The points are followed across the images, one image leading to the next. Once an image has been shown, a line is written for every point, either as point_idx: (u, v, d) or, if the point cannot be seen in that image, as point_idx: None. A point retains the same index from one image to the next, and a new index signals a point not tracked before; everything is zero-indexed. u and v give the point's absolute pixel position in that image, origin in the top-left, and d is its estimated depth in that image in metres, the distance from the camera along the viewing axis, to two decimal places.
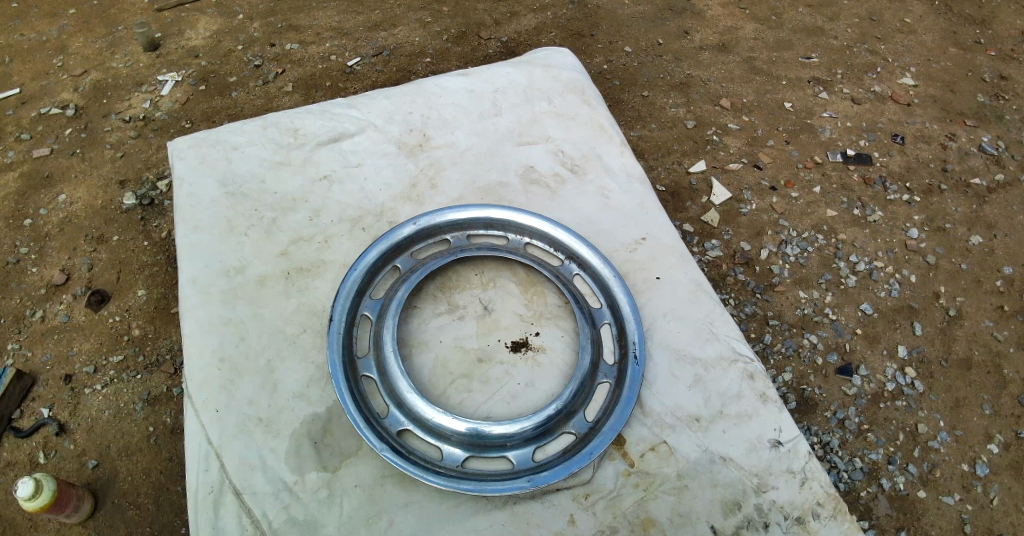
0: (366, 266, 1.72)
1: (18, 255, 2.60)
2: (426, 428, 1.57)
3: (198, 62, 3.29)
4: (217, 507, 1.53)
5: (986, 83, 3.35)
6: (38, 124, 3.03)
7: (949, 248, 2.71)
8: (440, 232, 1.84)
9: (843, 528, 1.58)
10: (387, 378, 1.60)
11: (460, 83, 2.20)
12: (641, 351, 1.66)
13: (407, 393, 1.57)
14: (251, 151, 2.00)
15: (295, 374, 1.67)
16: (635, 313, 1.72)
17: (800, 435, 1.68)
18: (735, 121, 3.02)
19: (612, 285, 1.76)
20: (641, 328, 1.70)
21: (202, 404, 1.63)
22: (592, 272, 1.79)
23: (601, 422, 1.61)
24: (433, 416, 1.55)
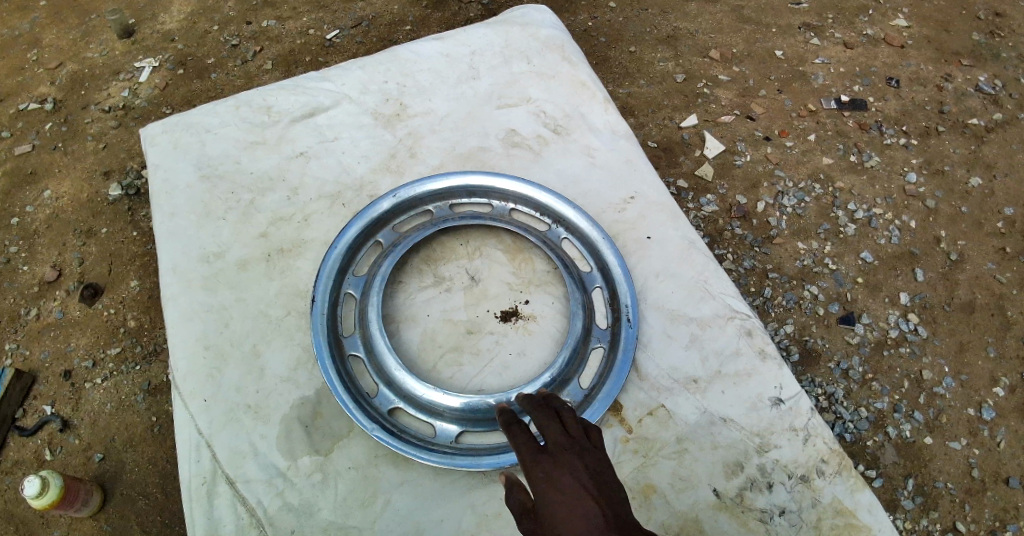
0: (346, 242, 1.69)
1: (8, 255, 2.57)
2: (418, 406, 1.56)
3: (174, 45, 3.21)
4: (211, 497, 1.53)
5: (981, 21, 3.26)
6: (18, 121, 2.97)
7: (949, 192, 2.68)
8: (422, 203, 1.80)
9: (849, 485, 1.58)
10: (375, 356, 1.59)
11: (435, 47, 2.14)
12: (634, 313, 1.64)
13: (396, 371, 1.56)
14: (224, 132, 1.96)
15: (280, 357, 1.65)
16: (626, 275, 1.70)
17: (801, 392, 1.67)
18: (725, 72, 2.96)
19: (602, 247, 1.73)
20: (633, 290, 1.68)
21: (189, 393, 1.62)
22: (581, 235, 1.76)
23: (596, 389, 1.60)
24: (423, 392, 1.54)
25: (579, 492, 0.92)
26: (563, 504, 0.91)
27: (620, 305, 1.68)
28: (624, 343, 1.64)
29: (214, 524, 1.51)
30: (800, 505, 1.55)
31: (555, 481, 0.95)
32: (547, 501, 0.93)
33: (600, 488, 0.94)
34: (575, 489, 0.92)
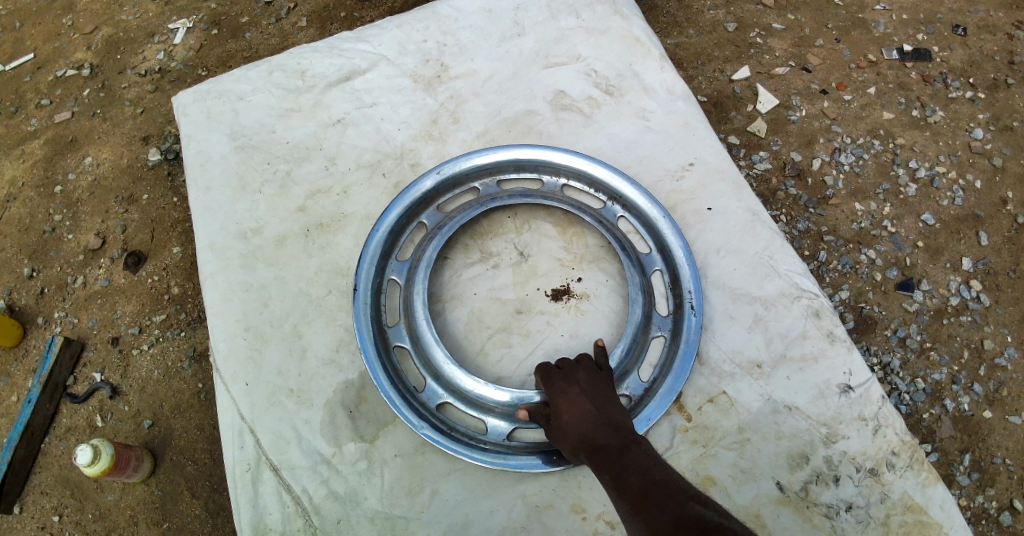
0: (388, 225, 1.64)
1: (53, 223, 2.61)
2: (469, 400, 1.53)
3: (206, 5, 3.16)
4: (255, 484, 1.54)
5: None
6: (57, 88, 2.98)
7: (1019, 148, 2.49)
8: (468, 180, 1.74)
9: (920, 479, 1.51)
10: (422, 348, 1.56)
11: (476, 3, 2.04)
12: (698, 301, 1.58)
13: (443, 365, 1.53)
14: (258, 100, 1.91)
15: (323, 339, 1.64)
16: (688, 256, 1.62)
17: (871, 379, 1.59)
18: (780, 21, 2.77)
19: (661, 227, 1.65)
20: (696, 276, 1.60)
21: (230, 377, 1.61)
22: (638, 214, 1.69)
23: (658, 381, 1.56)
24: (476, 389, 1.51)
25: (579, 391, 1.27)
26: (568, 395, 1.26)
27: (682, 290, 1.62)
28: (688, 332, 1.58)
29: (260, 510, 1.52)
30: (867, 500, 1.49)
31: (564, 386, 1.29)
32: (557, 395, 1.28)
33: (597, 392, 1.28)
34: (577, 389, 1.27)
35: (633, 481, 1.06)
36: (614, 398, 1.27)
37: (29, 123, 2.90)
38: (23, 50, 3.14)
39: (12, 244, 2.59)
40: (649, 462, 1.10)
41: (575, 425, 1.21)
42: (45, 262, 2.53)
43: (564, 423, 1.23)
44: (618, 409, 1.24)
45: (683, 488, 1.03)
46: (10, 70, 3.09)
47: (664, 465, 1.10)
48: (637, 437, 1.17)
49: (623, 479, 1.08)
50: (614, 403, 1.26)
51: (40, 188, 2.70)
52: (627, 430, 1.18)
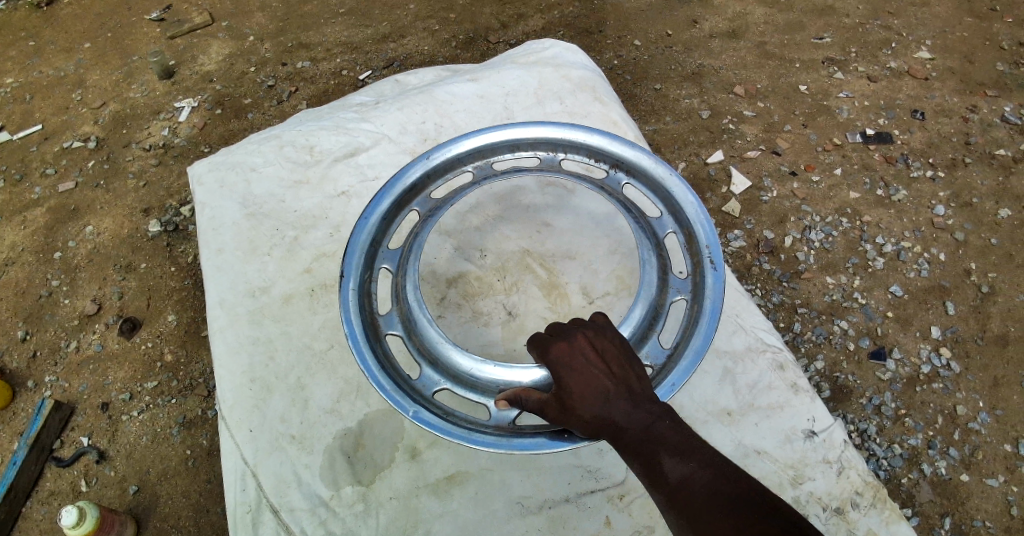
0: (378, 213, 1.78)
1: (50, 288, 2.67)
2: (467, 382, 1.66)
3: (212, 86, 3.36)
4: (256, 523, 1.63)
5: (1005, 52, 3.32)
6: (63, 159, 3.12)
7: (978, 223, 2.65)
8: (462, 164, 1.93)
9: (884, 517, 1.57)
10: (418, 331, 1.70)
11: (470, 88, 2.21)
12: (716, 256, 1.67)
13: (438, 343, 1.67)
14: (268, 172, 2.03)
15: (325, 389, 1.74)
16: (699, 213, 1.75)
17: (834, 423, 1.66)
18: (750, 108, 3.00)
19: (670, 185, 1.80)
20: (713, 232, 1.71)
21: (236, 424, 1.71)
22: (643, 178, 1.86)
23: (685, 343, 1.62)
24: (472, 368, 1.64)
25: (590, 365, 1.20)
26: (580, 371, 1.20)
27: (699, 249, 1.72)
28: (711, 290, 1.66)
29: None
30: None
31: (570, 357, 1.21)
32: (565, 372, 1.20)
33: (607, 356, 1.21)
34: (587, 363, 1.20)
35: (671, 478, 1.09)
36: (625, 360, 1.22)
37: (33, 191, 3.01)
38: (33, 122, 3.32)
39: (7, 308, 2.64)
40: (682, 448, 1.12)
41: (592, 409, 1.17)
42: (39, 326, 2.57)
43: (577, 406, 1.18)
44: (632, 375, 1.20)
45: (722, 478, 1.08)
46: (18, 141, 3.25)
47: (696, 444, 1.13)
48: (661, 411, 1.16)
49: (659, 474, 1.10)
50: (626, 368, 1.21)
51: (39, 254, 2.78)
52: (649, 406, 1.16)
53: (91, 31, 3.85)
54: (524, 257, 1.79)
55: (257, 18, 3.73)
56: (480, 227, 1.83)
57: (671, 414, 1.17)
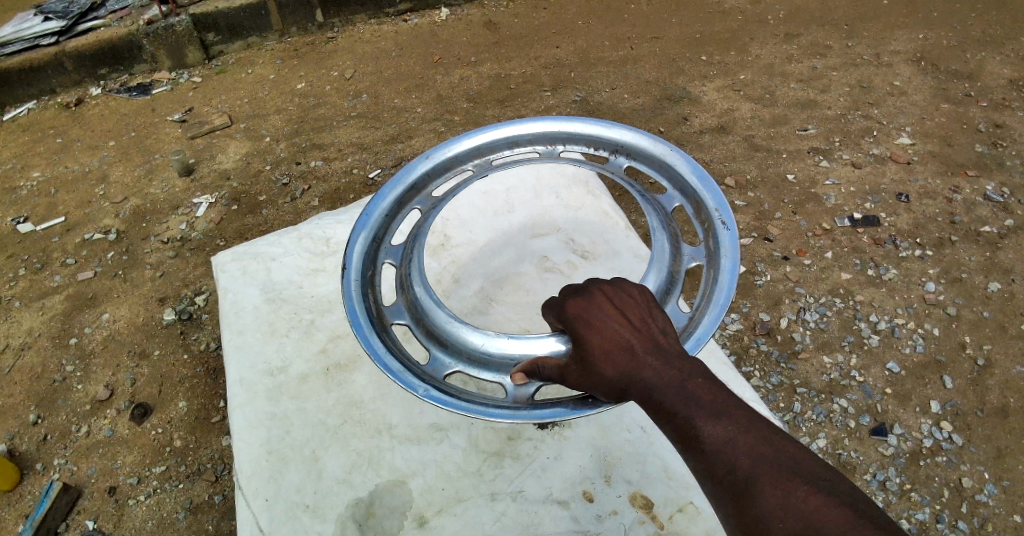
0: (378, 211, 1.83)
1: (64, 373, 2.74)
2: (481, 362, 1.68)
3: (229, 183, 3.57)
4: None
5: (982, 134, 3.59)
6: (83, 249, 3.28)
7: (969, 298, 2.73)
8: (459, 164, 1.98)
9: None
10: (426, 316, 1.75)
11: (474, 186, 2.36)
12: (727, 216, 1.68)
13: (447, 324, 1.71)
14: (287, 261, 2.21)
15: (338, 461, 1.78)
16: (702, 181, 1.77)
17: None
18: (741, 198, 3.17)
19: (672, 160, 1.84)
20: (720, 194, 1.72)
21: (252, 493, 1.73)
22: (643, 155, 1.90)
23: (706, 297, 1.64)
24: (483, 344, 1.67)
25: (610, 322, 1.27)
26: (600, 327, 1.27)
27: (708, 213, 1.74)
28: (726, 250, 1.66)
29: None
30: None
31: (590, 311, 1.29)
32: (585, 329, 1.28)
33: (626, 313, 1.28)
34: (608, 322, 1.27)
35: (706, 441, 1.08)
36: (644, 317, 1.29)
37: (52, 279, 3.14)
38: (56, 215, 3.52)
39: (20, 393, 2.69)
40: (715, 408, 1.11)
41: (615, 365, 1.23)
42: (50, 411, 2.62)
43: (600, 362, 1.24)
44: (654, 332, 1.26)
45: (762, 443, 1.06)
46: (41, 233, 3.42)
47: (730, 405, 1.12)
48: (691, 371, 1.18)
49: (693, 438, 1.10)
50: (645, 323, 1.27)
51: (55, 340, 2.87)
52: (677, 364, 1.20)
53: (116, 131, 4.14)
54: None
55: (274, 120, 4.01)
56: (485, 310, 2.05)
57: (702, 375, 1.18)
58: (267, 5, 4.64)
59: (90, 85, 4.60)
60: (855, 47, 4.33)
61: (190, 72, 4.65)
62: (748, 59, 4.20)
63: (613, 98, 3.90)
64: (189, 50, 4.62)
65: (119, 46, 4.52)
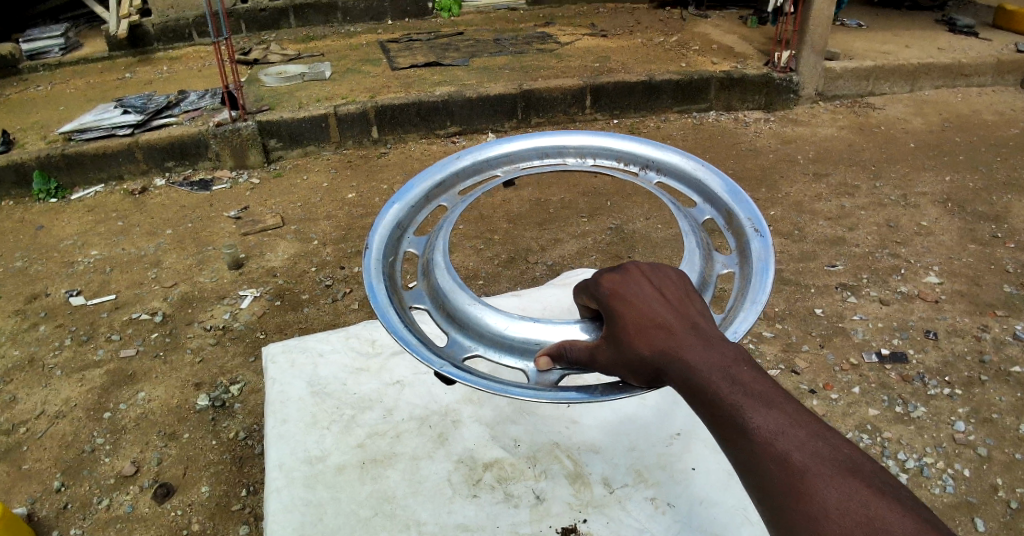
0: (408, 199, 1.87)
1: (93, 445, 2.82)
2: (503, 345, 1.60)
3: (275, 279, 3.80)
4: None
5: (1011, 274, 3.66)
6: (129, 327, 3.48)
7: (1001, 439, 2.69)
8: (489, 168, 2.00)
9: None
10: (447, 299, 1.70)
11: (513, 302, 2.58)
12: (760, 223, 1.66)
13: (469, 306, 1.65)
14: (334, 358, 2.39)
15: None
16: (734, 193, 1.79)
17: None
18: (769, 329, 3.25)
19: (702, 175, 1.86)
20: (751, 206, 1.72)
21: None
22: (674, 171, 1.92)
23: (740, 297, 1.57)
24: (505, 328, 1.60)
25: (649, 300, 1.25)
26: (637, 302, 1.25)
27: (740, 223, 1.73)
28: (759, 254, 1.62)
29: None
30: None
31: (627, 290, 1.28)
32: (621, 304, 1.26)
33: (666, 294, 1.26)
34: (646, 299, 1.25)
35: (753, 426, 0.99)
36: (684, 301, 1.26)
37: (96, 353, 3.32)
38: (108, 292, 3.77)
39: (48, 459, 2.78)
40: (762, 394, 1.03)
41: (650, 341, 1.19)
42: (75, 481, 2.67)
43: (635, 337, 1.21)
44: (693, 315, 1.22)
45: (817, 438, 0.96)
46: (91, 307, 3.65)
47: (779, 396, 1.03)
48: (735, 355, 1.11)
49: (737, 422, 1.00)
50: (683, 306, 1.24)
51: (90, 412, 2.98)
52: (719, 347, 1.13)
53: (174, 221, 4.47)
54: (553, 449, 2.08)
55: (323, 225, 4.31)
56: (517, 418, 2.18)
57: (746, 361, 1.10)
58: (329, 119, 5.09)
59: (155, 176, 5.03)
60: (881, 188, 4.55)
61: (249, 173, 5.06)
62: (777, 196, 4.43)
63: (647, 227, 4.07)
64: (251, 153, 5.05)
65: (187, 143, 4.96)
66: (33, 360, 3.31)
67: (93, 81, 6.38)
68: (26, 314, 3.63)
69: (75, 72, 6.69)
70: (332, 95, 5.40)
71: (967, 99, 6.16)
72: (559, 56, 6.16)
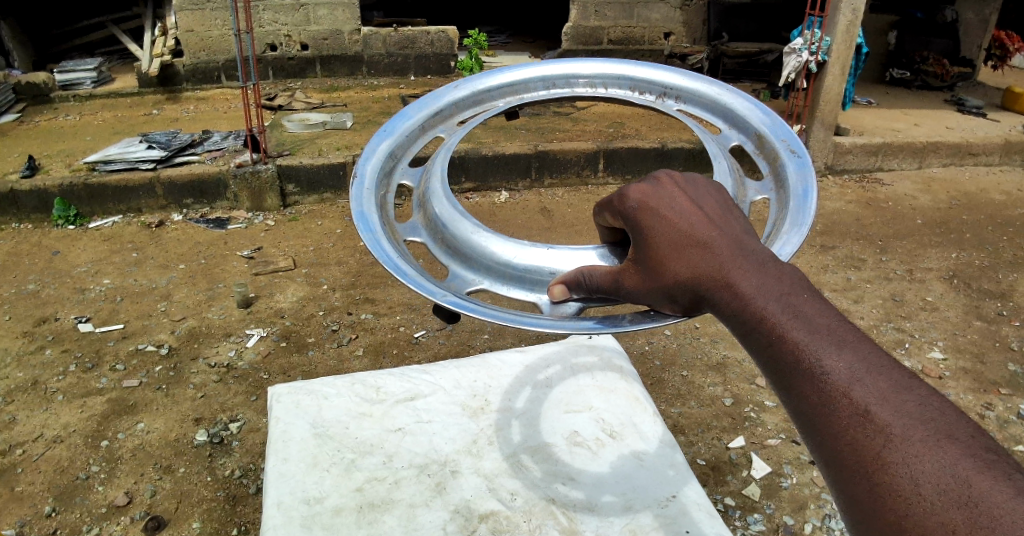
0: (402, 127, 1.52)
1: (88, 472, 2.83)
2: (511, 277, 1.27)
3: (282, 321, 3.85)
4: None
5: (1015, 351, 3.68)
6: (134, 358, 3.52)
7: None
8: (490, 98, 1.63)
9: None
10: (445, 229, 1.36)
11: (518, 358, 2.71)
12: (799, 143, 1.35)
13: (472, 234, 1.31)
14: (339, 401, 2.42)
15: None
16: (766, 115, 1.46)
17: None
18: (772, 398, 3.15)
19: (729, 100, 1.51)
20: (785, 126, 1.40)
21: None
22: (697, 98, 1.55)
23: (779, 223, 1.26)
24: (515, 255, 1.27)
25: (683, 210, 0.88)
26: (665, 212, 0.88)
27: (772, 147, 1.40)
28: (796, 179, 1.32)
29: None
30: None
31: (653, 197, 0.90)
32: (651, 218, 0.88)
33: (703, 202, 0.90)
34: (680, 208, 0.87)
35: (816, 369, 0.69)
36: (727, 212, 0.90)
37: (99, 381, 3.35)
38: (116, 321, 3.83)
39: (42, 483, 2.78)
40: (833, 330, 0.71)
41: (686, 260, 0.83)
42: (66, 507, 2.67)
43: (664, 256, 0.86)
44: (738, 231, 0.87)
45: (910, 390, 0.65)
46: (99, 335, 3.71)
47: (854, 331, 0.72)
48: (796, 278, 0.79)
49: (795, 364, 0.71)
50: (726, 220, 0.88)
51: (87, 440, 2.99)
52: (774, 269, 0.80)
53: (188, 256, 4.57)
54: (548, 505, 2.07)
55: (334, 271, 4.40)
56: (513, 472, 2.18)
57: (808, 286, 0.79)
58: (346, 167, 5.26)
59: (173, 211, 5.17)
60: (887, 262, 4.61)
61: (265, 215, 5.18)
62: None
63: None
64: (268, 197, 5.20)
65: (207, 183, 5.12)
66: (36, 383, 3.35)
67: (120, 115, 6.63)
68: (33, 337, 3.69)
69: (104, 105, 6.96)
70: (351, 145, 5.58)
71: (976, 178, 6.28)
72: (575, 120, 6.37)
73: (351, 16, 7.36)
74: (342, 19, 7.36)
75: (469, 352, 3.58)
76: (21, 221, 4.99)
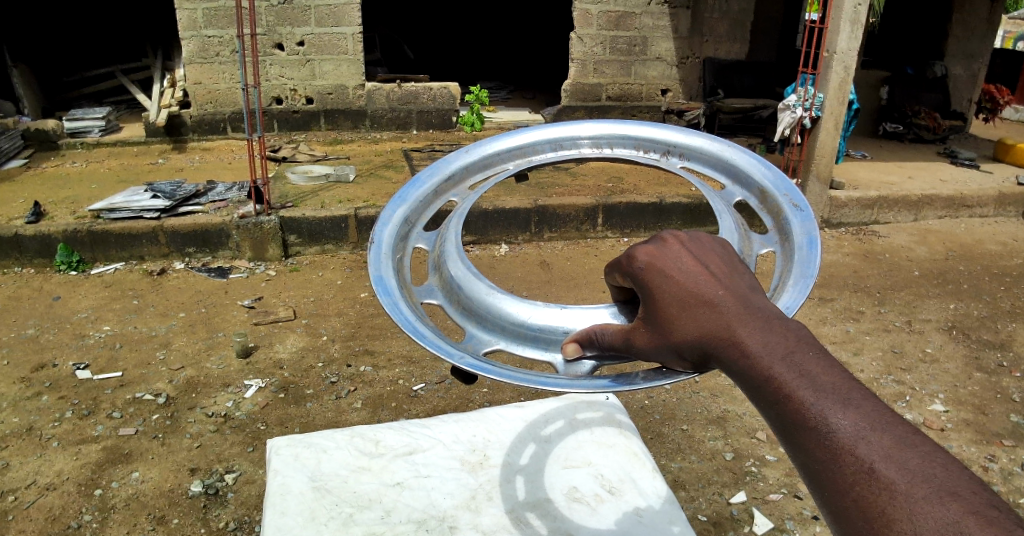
0: (416, 193, 1.58)
1: (80, 522, 2.79)
2: (527, 336, 1.30)
3: (281, 372, 3.86)
4: None
5: (1017, 403, 3.67)
6: (130, 407, 3.51)
7: None
8: (499, 162, 1.70)
9: None
10: (460, 290, 1.40)
11: (518, 413, 2.71)
12: (799, 196, 1.39)
13: (486, 294, 1.35)
14: (337, 453, 2.42)
15: None
16: (767, 169, 1.50)
17: None
18: (772, 453, 3.13)
19: (730, 156, 1.55)
20: (786, 180, 1.45)
21: None
22: (699, 153, 1.59)
23: (784, 276, 1.31)
24: (529, 315, 1.30)
25: (689, 269, 0.86)
26: (672, 271, 0.87)
27: (774, 200, 1.44)
28: (800, 232, 1.36)
29: None
30: None
31: (660, 258, 0.89)
32: (660, 279, 0.87)
33: (707, 260, 0.89)
34: (683, 266, 0.86)
35: (818, 425, 0.67)
36: (732, 266, 0.89)
37: (95, 429, 3.34)
38: (114, 368, 3.83)
39: (32, 532, 2.74)
40: (837, 386, 0.70)
41: (692, 320, 0.82)
42: None
43: (671, 315, 0.85)
44: (743, 287, 0.85)
45: (913, 446, 0.63)
46: (96, 382, 3.70)
47: (859, 385, 0.70)
48: (801, 334, 0.77)
49: (799, 420, 0.69)
50: (732, 277, 0.87)
51: (80, 488, 2.96)
52: (778, 324, 0.79)
53: (189, 304, 4.61)
54: None
55: (334, 322, 4.42)
56: (514, 527, 2.16)
57: (814, 341, 0.77)
58: (348, 220, 5.35)
59: (175, 259, 5.23)
60: (886, 313, 4.65)
61: (266, 265, 5.25)
62: None
63: None
64: (270, 246, 5.27)
65: (210, 232, 5.20)
66: (31, 429, 3.33)
67: (126, 163, 6.78)
68: (30, 383, 3.69)
69: (110, 154, 7.13)
70: (354, 197, 5.69)
71: (970, 229, 6.37)
72: (574, 174, 6.51)
73: (355, 71, 7.60)
74: (347, 74, 7.59)
75: (467, 405, 3.58)
76: (23, 266, 5.04)
